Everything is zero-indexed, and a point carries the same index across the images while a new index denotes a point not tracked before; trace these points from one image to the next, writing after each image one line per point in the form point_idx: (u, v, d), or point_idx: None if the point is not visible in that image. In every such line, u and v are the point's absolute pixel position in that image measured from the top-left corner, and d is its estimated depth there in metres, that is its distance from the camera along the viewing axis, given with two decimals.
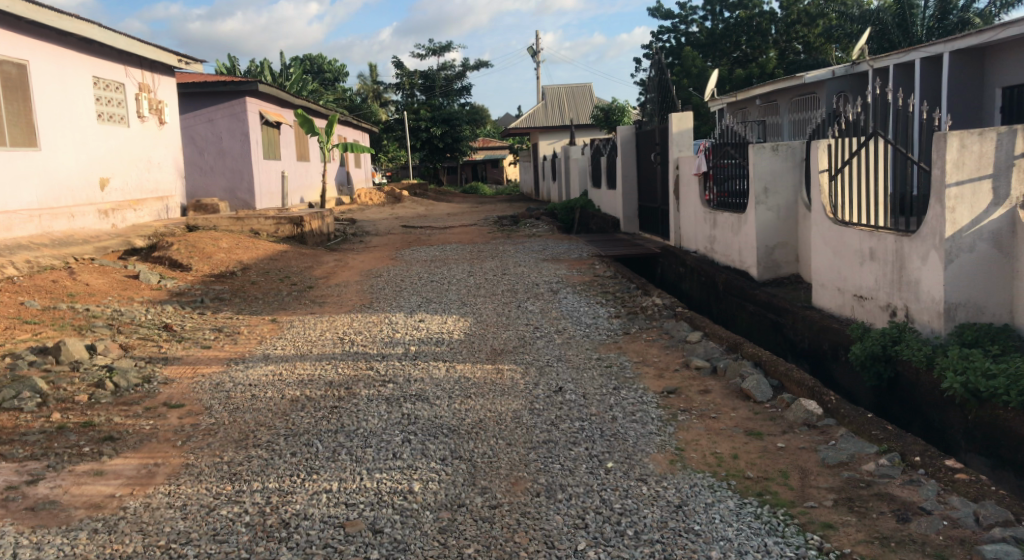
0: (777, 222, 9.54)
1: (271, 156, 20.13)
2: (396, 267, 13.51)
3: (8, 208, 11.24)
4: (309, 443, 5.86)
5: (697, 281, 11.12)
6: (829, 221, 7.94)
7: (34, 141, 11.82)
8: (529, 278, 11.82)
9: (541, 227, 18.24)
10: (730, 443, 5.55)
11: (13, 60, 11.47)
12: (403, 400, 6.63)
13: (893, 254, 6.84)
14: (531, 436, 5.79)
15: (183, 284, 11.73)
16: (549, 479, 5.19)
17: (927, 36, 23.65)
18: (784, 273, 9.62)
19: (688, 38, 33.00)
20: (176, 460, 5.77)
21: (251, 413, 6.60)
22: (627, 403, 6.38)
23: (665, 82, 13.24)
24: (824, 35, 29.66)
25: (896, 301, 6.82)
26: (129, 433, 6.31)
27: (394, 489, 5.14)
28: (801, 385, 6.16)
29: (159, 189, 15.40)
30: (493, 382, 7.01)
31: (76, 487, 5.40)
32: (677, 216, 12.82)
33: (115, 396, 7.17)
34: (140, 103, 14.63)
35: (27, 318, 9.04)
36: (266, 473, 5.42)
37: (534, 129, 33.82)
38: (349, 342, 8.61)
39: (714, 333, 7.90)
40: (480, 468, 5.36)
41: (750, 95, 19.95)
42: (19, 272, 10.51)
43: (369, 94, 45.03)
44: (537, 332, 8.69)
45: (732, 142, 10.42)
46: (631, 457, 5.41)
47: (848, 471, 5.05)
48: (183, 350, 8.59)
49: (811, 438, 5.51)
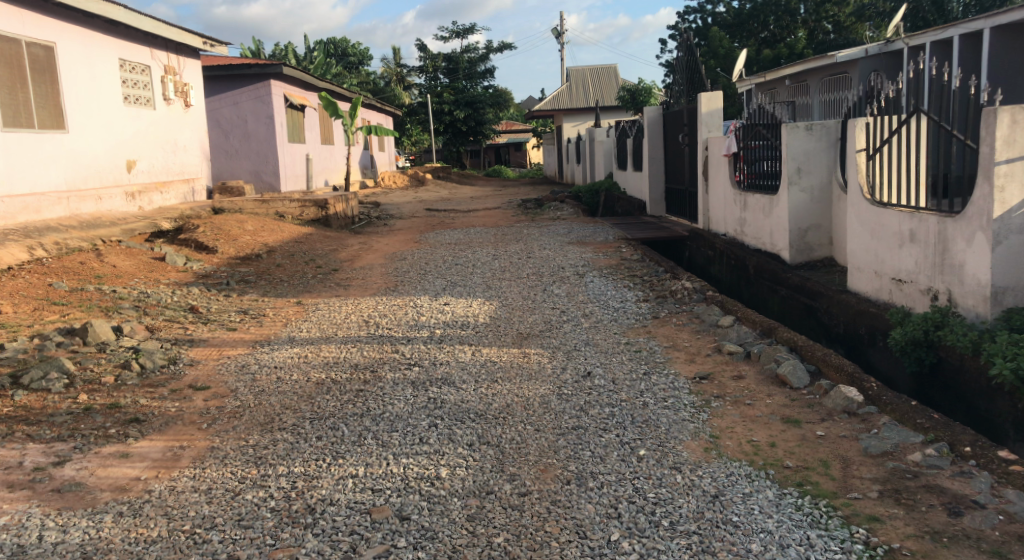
0: (811, 203, 9.35)
1: (296, 139, 20.06)
2: (420, 250, 13.40)
3: (37, 191, 11.24)
4: (334, 427, 5.77)
5: (727, 264, 10.94)
6: (867, 203, 7.75)
7: (62, 123, 11.81)
8: (556, 262, 11.67)
9: (566, 209, 18.08)
10: (767, 430, 5.40)
11: (40, 42, 11.43)
12: (429, 384, 6.53)
13: (935, 235, 6.66)
14: (560, 423, 5.67)
15: (208, 266, 11.71)
16: (580, 466, 5.06)
17: (963, 13, 23.14)
18: (817, 256, 9.43)
19: (715, 19, 32.65)
20: (201, 444, 5.70)
21: (276, 396, 6.52)
22: (658, 388, 6.23)
23: (694, 62, 13.02)
24: (855, 15, 29.10)
25: (938, 285, 6.65)
26: (155, 416, 6.26)
27: (421, 474, 5.04)
28: (840, 371, 6.00)
29: (185, 172, 15.38)
30: (521, 366, 6.90)
31: (102, 469, 5.34)
32: (705, 198, 12.62)
33: (141, 378, 7.13)
34: (166, 86, 14.59)
35: (55, 299, 9.03)
36: (291, 457, 5.34)
37: (558, 110, 33.55)
38: (374, 325, 8.51)
39: (747, 317, 7.73)
40: (508, 454, 5.25)
41: (780, 75, 19.70)
42: (48, 254, 10.51)
43: (391, 77, 44.37)
44: (564, 315, 8.56)
45: (763, 123, 10.20)
46: (664, 444, 5.28)
47: (893, 461, 4.88)
48: (209, 332, 8.55)
49: (851, 426, 5.34)
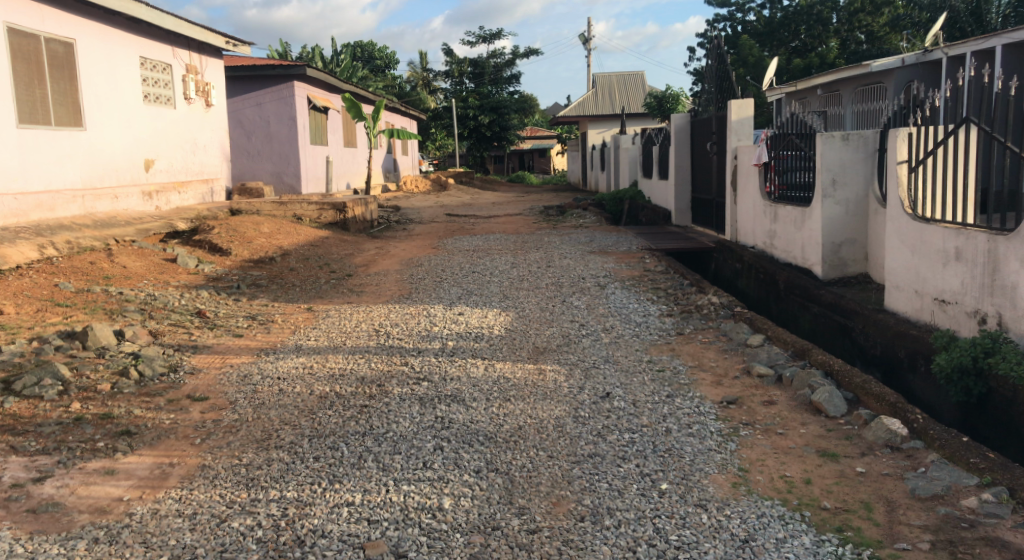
0: (846, 217, 8.90)
1: (319, 141, 19.77)
2: (438, 257, 13.02)
3: (51, 188, 10.95)
4: (334, 447, 5.39)
5: (755, 278, 10.50)
6: (907, 218, 7.36)
7: (80, 121, 11.55)
8: (576, 272, 11.25)
9: (588, 218, 17.65)
10: (801, 465, 4.98)
11: (59, 38, 11.17)
12: (438, 401, 6.13)
13: (985, 254, 6.40)
14: (575, 449, 5.25)
15: (221, 268, 11.39)
16: (596, 500, 4.65)
17: (1002, 24, 22.56)
18: (851, 272, 8.99)
19: (746, 27, 32.20)
20: (192, 461, 5.33)
21: (276, 410, 6.15)
22: (682, 413, 5.81)
23: (725, 68, 12.56)
24: (889, 25, 28.52)
25: (987, 307, 6.40)
26: (147, 428, 5.88)
27: (422, 505, 4.64)
28: (881, 401, 5.60)
29: (205, 172, 15.12)
30: (535, 385, 6.48)
31: (83, 487, 4.96)
32: (733, 209, 12.17)
33: (139, 386, 6.78)
34: (187, 85, 14.32)
35: (59, 300, 8.71)
36: (285, 479, 4.97)
37: (584, 117, 33.14)
38: (385, 334, 8.14)
39: (778, 337, 7.30)
40: (518, 484, 4.84)
41: (811, 84, 19.24)
42: (59, 253, 10.22)
43: (417, 82, 43.14)
44: (583, 329, 8.15)
45: (796, 131, 9.74)
46: (688, 478, 4.85)
47: (945, 506, 4.43)
48: (214, 338, 8.21)
49: (896, 463, 4.90)
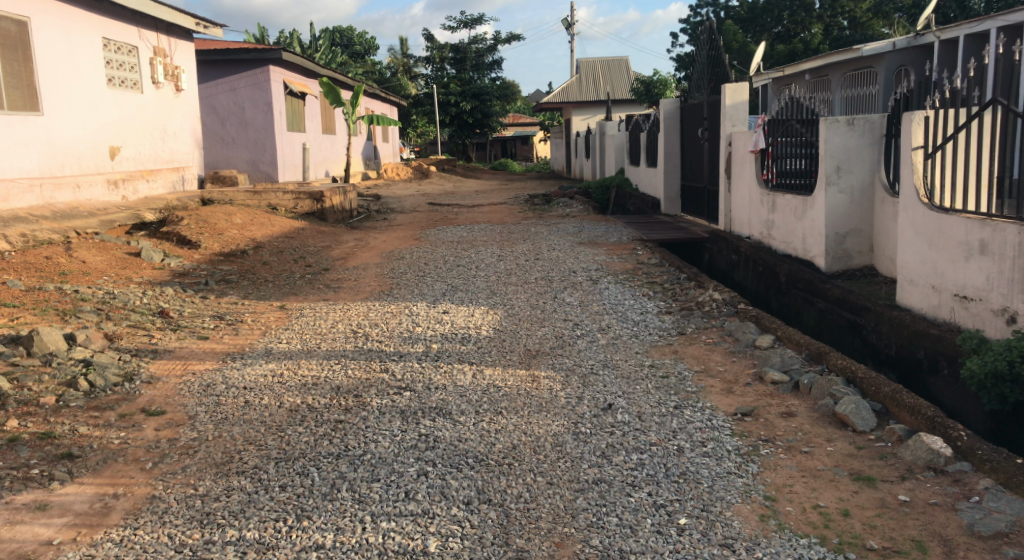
0: (851, 206, 8.30)
1: (295, 128, 18.98)
2: (420, 249, 12.35)
3: (5, 176, 10.19)
4: (302, 473, 4.74)
5: (753, 270, 9.90)
6: (922, 208, 6.77)
7: (36, 105, 10.75)
8: (566, 264, 10.61)
9: (575, 206, 16.98)
10: (835, 492, 4.40)
11: (12, 16, 10.36)
12: (421, 415, 5.48)
13: (1014, 248, 5.83)
14: (578, 474, 4.64)
15: (188, 263, 10.68)
16: (605, 539, 4.10)
17: (986, 9, 22.11)
18: (856, 265, 8.42)
19: (728, 13, 31.64)
20: (139, 491, 4.68)
21: (239, 427, 5.47)
22: (694, 428, 5.19)
23: (717, 51, 11.90)
24: (871, 10, 27.87)
25: (1017, 304, 5.83)
26: (92, 450, 5.18)
27: (403, 547, 4.08)
28: (916, 415, 5.01)
29: (175, 159, 14.34)
30: (529, 395, 5.84)
31: (7, 528, 4.34)
32: (727, 197, 11.55)
33: (88, 399, 6.09)
34: (155, 69, 13.51)
35: (6, 300, 7.98)
36: (246, 515, 4.36)
37: (568, 104, 32.44)
38: (363, 336, 7.47)
39: (790, 337, 6.70)
40: (514, 520, 4.27)
41: (799, 68, 18.58)
42: (12, 247, 9.51)
43: (399, 67, 42.38)
44: (577, 329, 7.51)
45: (795, 116, 9.07)
46: (709, 509, 4.29)
47: (1010, 547, 3.90)
48: (177, 341, 7.51)
49: (944, 490, 4.33)
